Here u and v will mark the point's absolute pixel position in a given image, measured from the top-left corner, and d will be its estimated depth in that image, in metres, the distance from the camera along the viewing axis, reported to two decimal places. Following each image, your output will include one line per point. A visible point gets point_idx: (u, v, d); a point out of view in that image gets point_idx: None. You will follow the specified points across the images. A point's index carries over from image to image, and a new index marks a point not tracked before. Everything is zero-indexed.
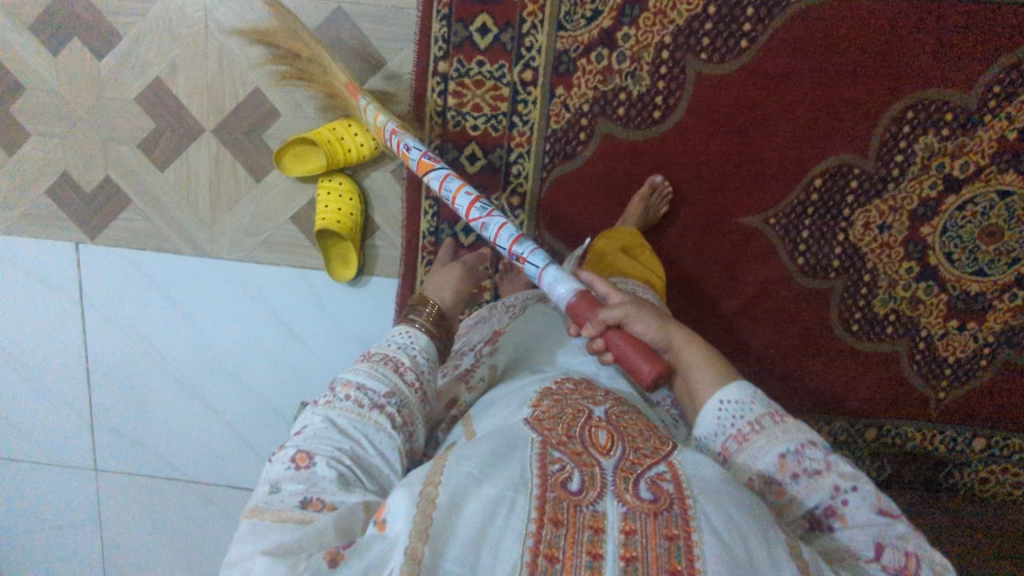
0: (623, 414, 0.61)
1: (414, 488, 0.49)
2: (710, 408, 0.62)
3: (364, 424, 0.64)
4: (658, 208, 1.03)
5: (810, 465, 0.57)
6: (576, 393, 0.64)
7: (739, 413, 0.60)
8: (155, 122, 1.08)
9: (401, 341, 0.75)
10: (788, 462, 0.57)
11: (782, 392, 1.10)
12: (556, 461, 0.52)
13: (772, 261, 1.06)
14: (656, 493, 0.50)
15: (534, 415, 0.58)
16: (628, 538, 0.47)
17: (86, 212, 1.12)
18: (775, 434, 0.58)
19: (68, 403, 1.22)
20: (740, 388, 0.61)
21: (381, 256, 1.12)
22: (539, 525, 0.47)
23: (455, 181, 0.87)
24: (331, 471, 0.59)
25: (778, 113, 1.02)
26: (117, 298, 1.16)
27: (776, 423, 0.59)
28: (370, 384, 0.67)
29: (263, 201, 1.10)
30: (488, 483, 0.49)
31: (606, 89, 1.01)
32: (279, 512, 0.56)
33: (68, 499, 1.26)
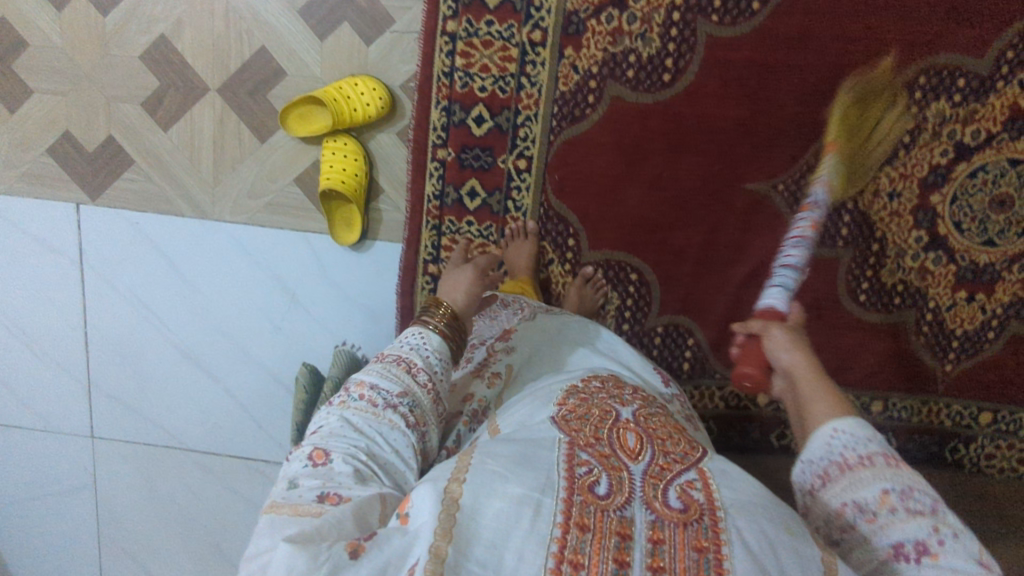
0: (651, 415, 0.63)
1: (438, 484, 0.49)
2: (822, 433, 0.55)
3: (378, 423, 0.64)
4: (594, 298, 1.08)
5: (915, 505, 0.50)
6: (603, 392, 0.67)
7: (853, 446, 0.53)
8: (160, 80, 1.07)
9: (415, 342, 0.72)
10: (890, 498, 0.50)
11: None
12: (583, 463, 0.53)
13: (780, 232, 1.04)
14: (685, 502, 0.51)
15: (562, 415, 0.61)
16: (656, 547, 0.47)
17: (88, 171, 1.11)
18: (885, 471, 0.51)
19: (67, 369, 1.21)
20: (863, 425, 0.54)
21: (385, 220, 1.11)
22: (565, 531, 0.47)
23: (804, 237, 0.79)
24: (347, 466, 0.59)
25: (790, 76, 1.00)
26: (116, 261, 1.15)
27: (889, 464, 0.52)
28: (384, 384, 0.67)
29: (267, 162, 1.09)
30: (515, 480, 0.49)
31: (615, 51, 1.00)
32: (296, 506, 0.55)
33: (65, 465, 1.25)
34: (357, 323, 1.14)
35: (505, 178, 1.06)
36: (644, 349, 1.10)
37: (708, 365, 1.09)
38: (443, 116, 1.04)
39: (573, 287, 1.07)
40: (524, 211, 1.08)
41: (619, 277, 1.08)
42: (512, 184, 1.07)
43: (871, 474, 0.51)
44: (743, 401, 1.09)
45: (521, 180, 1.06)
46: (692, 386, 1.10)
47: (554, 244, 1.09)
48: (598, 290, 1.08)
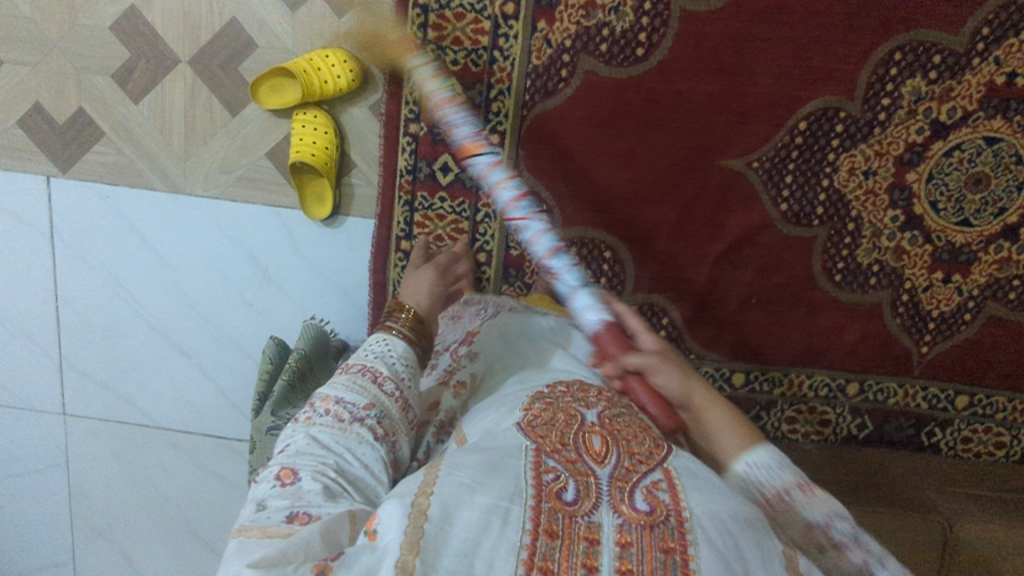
0: (617, 417, 0.61)
1: (405, 499, 0.48)
2: (738, 470, 0.64)
3: (346, 438, 0.64)
4: None
5: (841, 540, 0.60)
6: (568, 395, 0.64)
7: (767, 476, 0.62)
8: (131, 51, 1.06)
9: (379, 350, 0.74)
10: (819, 533, 0.61)
11: (756, 344, 1.09)
12: (550, 470, 0.52)
13: (755, 209, 1.04)
14: (652, 504, 0.50)
15: (529, 421, 0.58)
16: (624, 550, 0.47)
17: (59, 144, 1.10)
18: (807, 507, 0.61)
19: (38, 345, 1.20)
20: (769, 454, 0.63)
21: (358, 194, 1.10)
22: (534, 538, 0.46)
23: (501, 174, 0.87)
24: (315, 484, 0.58)
25: (764, 52, 0.99)
26: (88, 235, 1.14)
27: (804, 494, 0.61)
28: (350, 398, 0.67)
29: (238, 135, 1.08)
30: (483, 490, 0.48)
31: (589, 25, 0.99)
32: (265, 528, 0.54)
33: (36, 443, 1.24)
34: (330, 301, 1.14)
35: None
36: None
37: (682, 344, 1.09)
38: (415, 90, 1.03)
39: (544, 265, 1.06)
40: None
41: (592, 257, 1.07)
42: None
43: (795, 510, 0.61)
44: (718, 381, 1.10)
45: None
46: None
47: None
48: None
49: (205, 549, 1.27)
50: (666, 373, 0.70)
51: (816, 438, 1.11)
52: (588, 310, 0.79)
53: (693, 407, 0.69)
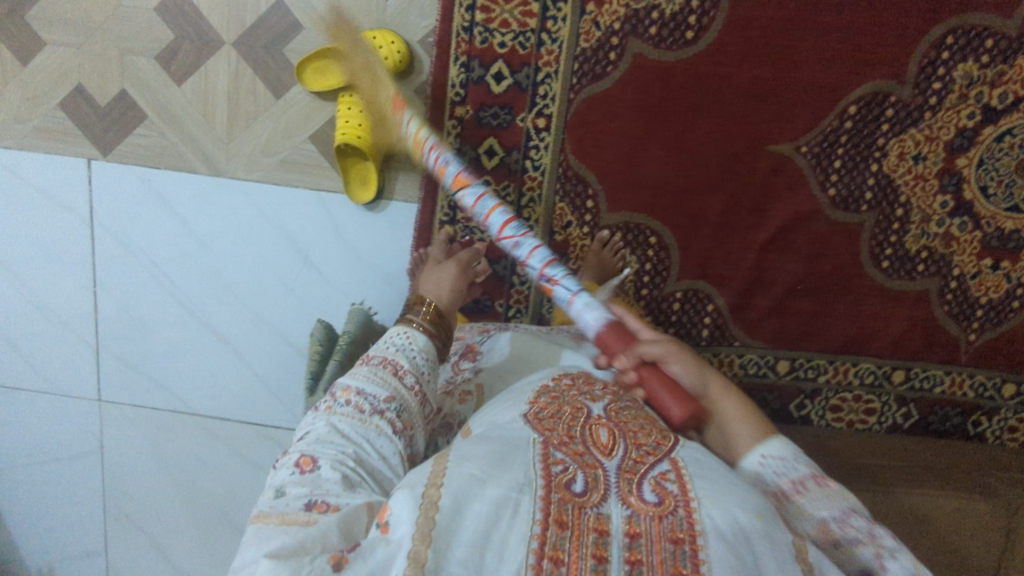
0: (622, 410, 0.61)
1: (416, 490, 0.49)
2: (751, 462, 0.64)
3: (365, 429, 0.64)
4: (613, 263, 1.05)
5: (854, 532, 0.58)
6: (573, 389, 0.63)
7: (782, 470, 0.63)
8: (175, 32, 1.06)
9: (400, 343, 0.75)
10: (831, 526, 0.59)
11: (799, 330, 1.08)
12: (558, 462, 0.53)
13: (801, 193, 1.03)
14: (660, 494, 0.51)
15: (534, 413, 0.59)
16: (633, 541, 0.48)
17: (99, 126, 1.10)
18: (819, 497, 0.60)
19: (73, 329, 1.19)
20: (785, 447, 0.64)
21: (401, 178, 1.09)
22: (544, 527, 0.47)
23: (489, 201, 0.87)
24: (335, 473, 0.58)
25: (814, 35, 0.98)
26: (128, 219, 1.13)
27: (820, 486, 0.61)
28: (370, 389, 0.67)
29: (282, 118, 1.07)
30: (492, 483, 0.50)
31: (638, 8, 0.98)
32: (283, 515, 0.54)
33: (70, 430, 1.24)
34: (371, 286, 1.13)
35: (524, 137, 1.04)
36: (662, 314, 1.08)
37: (726, 332, 1.08)
38: (462, 73, 1.02)
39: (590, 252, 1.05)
40: (542, 171, 1.05)
41: (638, 242, 1.06)
42: (530, 144, 1.04)
43: (806, 502, 0.61)
44: (763, 369, 1.09)
45: (539, 140, 1.04)
46: (712, 354, 1.09)
47: (573, 206, 1.06)
48: (615, 253, 1.06)
49: (236, 536, 1.27)
50: (680, 361, 0.69)
51: (860, 426, 1.11)
52: (586, 312, 0.76)
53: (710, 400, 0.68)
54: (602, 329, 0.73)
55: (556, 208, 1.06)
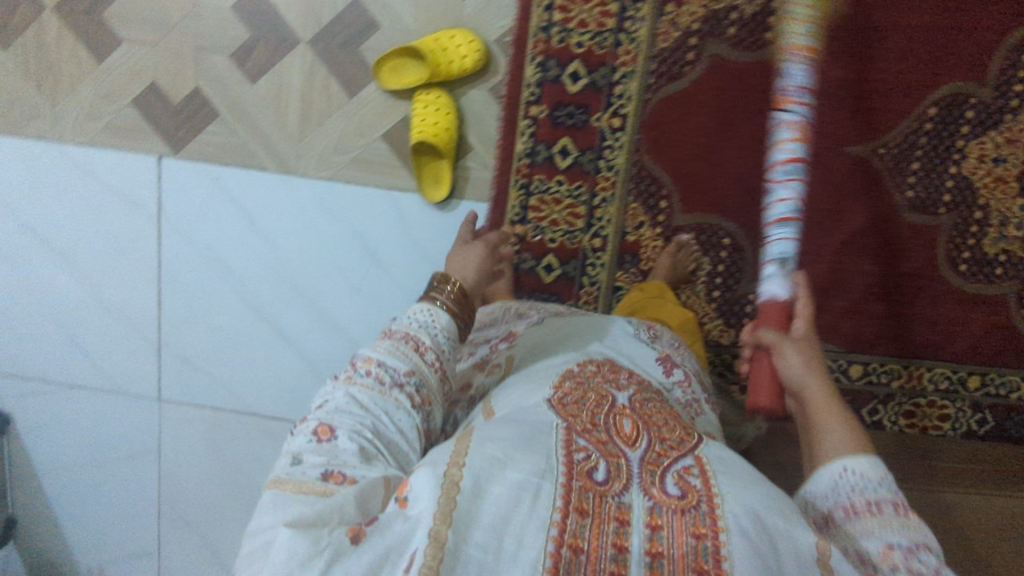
0: (646, 402, 0.61)
1: (438, 469, 0.47)
2: (830, 468, 0.56)
3: (385, 402, 0.61)
4: (685, 265, 1.05)
5: (918, 566, 0.49)
6: (599, 376, 0.63)
7: (860, 486, 0.54)
8: (251, 30, 1.07)
9: (423, 319, 0.69)
10: (894, 553, 0.50)
11: (873, 334, 1.06)
12: (581, 449, 0.51)
13: (880, 196, 1.02)
14: (683, 489, 0.50)
15: (559, 398, 0.58)
16: (654, 533, 0.47)
17: (170, 124, 1.10)
18: (891, 522, 0.52)
19: (136, 326, 1.19)
20: (877, 464, 0.55)
21: (473, 177, 1.09)
22: (565, 514, 0.46)
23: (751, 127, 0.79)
24: (352, 444, 0.56)
25: (894, 36, 0.98)
26: (195, 216, 1.13)
27: (897, 513, 0.52)
28: (391, 362, 0.64)
29: (356, 116, 1.08)
30: (514, 466, 0.47)
31: (717, 9, 0.99)
32: (300, 483, 0.53)
33: (129, 428, 1.23)
34: None
35: (598, 137, 1.04)
36: (735, 316, 1.06)
37: None
38: (538, 72, 1.03)
39: (664, 253, 1.05)
40: (615, 172, 1.05)
41: (712, 243, 1.05)
42: (604, 143, 1.04)
43: (873, 522, 0.52)
44: (835, 373, 1.08)
45: (614, 139, 1.04)
46: None
47: (645, 207, 1.06)
48: (690, 257, 1.05)
49: None
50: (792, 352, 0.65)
51: (935, 433, 1.08)
52: (772, 279, 0.72)
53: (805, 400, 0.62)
54: (766, 302, 0.72)
55: (629, 208, 1.06)
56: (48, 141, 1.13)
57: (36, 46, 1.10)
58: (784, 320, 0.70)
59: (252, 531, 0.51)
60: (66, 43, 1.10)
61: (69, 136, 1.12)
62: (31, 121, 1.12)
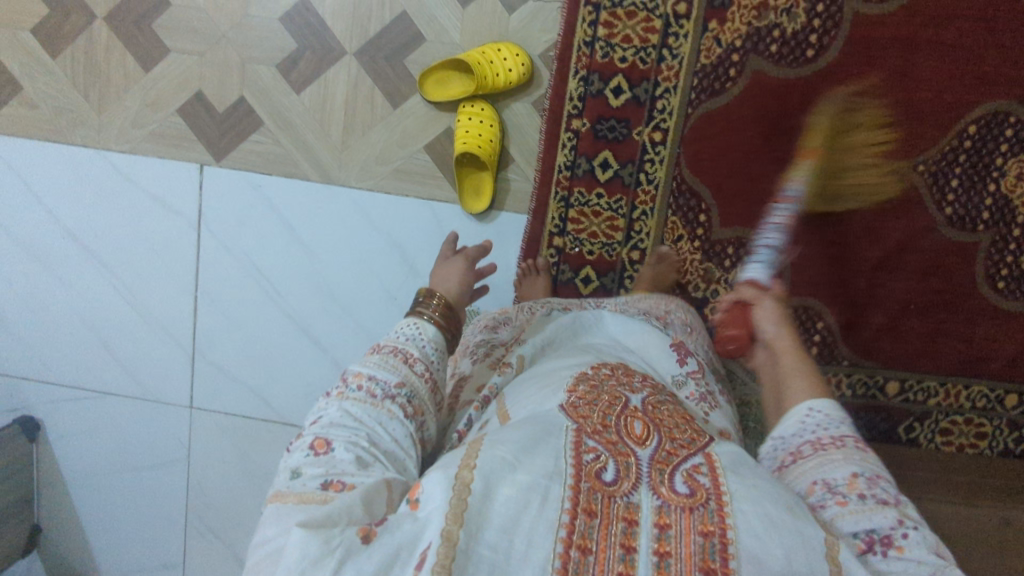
0: (660, 405, 0.59)
1: (448, 471, 0.46)
2: (799, 408, 0.61)
3: (378, 413, 0.61)
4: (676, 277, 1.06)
5: (881, 493, 0.52)
6: (613, 379, 0.62)
7: (825, 426, 0.59)
8: (298, 41, 1.08)
9: (410, 333, 0.70)
10: (858, 480, 0.53)
11: (910, 350, 1.06)
12: (590, 450, 0.50)
13: (918, 212, 1.03)
14: (692, 487, 0.48)
15: (572, 402, 0.56)
16: (662, 532, 0.45)
17: (214, 132, 1.12)
18: (853, 455, 0.56)
19: (170, 333, 1.18)
20: (837, 409, 0.61)
21: (514, 189, 1.10)
22: (572, 516, 0.44)
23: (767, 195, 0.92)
24: (349, 454, 0.56)
25: (937, 54, 0.99)
26: (233, 224, 1.14)
27: (858, 448, 0.57)
28: (382, 375, 0.64)
29: (398, 128, 1.09)
30: (522, 468, 0.46)
31: (760, 26, 1.01)
32: (301, 494, 0.53)
33: (157, 437, 1.21)
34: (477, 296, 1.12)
35: (639, 150, 1.05)
36: None
37: (835, 350, 1.07)
38: (581, 86, 1.04)
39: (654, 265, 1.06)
40: (656, 185, 1.06)
41: (748, 256, 1.06)
42: (646, 157, 1.05)
43: (838, 454, 0.56)
44: (871, 389, 1.08)
45: (655, 153, 1.05)
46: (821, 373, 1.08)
47: (685, 221, 1.06)
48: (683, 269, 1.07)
49: None
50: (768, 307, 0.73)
51: (972, 451, 1.07)
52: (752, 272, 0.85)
53: (774, 344, 0.71)
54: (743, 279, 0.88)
55: (668, 222, 1.07)
56: (92, 147, 1.14)
57: (85, 54, 1.12)
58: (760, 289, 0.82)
59: (257, 544, 0.51)
60: (115, 51, 1.12)
61: (114, 143, 1.14)
62: (77, 128, 1.13)
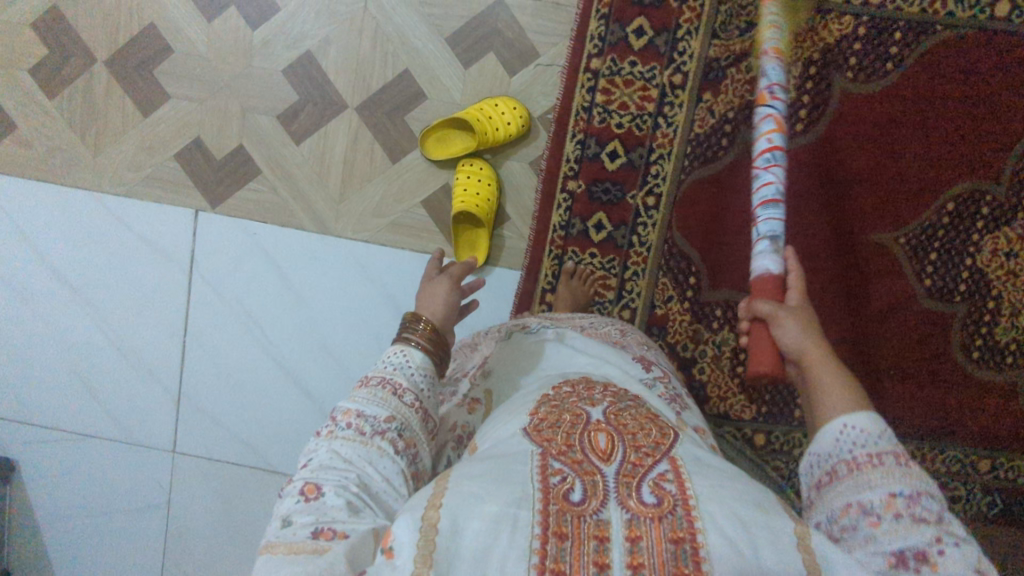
0: (622, 411, 0.58)
1: (415, 513, 0.45)
2: (832, 427, 0.53)
3: (367, 452, 0.59)
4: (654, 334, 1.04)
5: (921, 513, 0.47)
6: (573, 396, 0.62)
7: (861, 443, 0.51)
8: (300, 94, 1.10)
9: (398, 361, 0.68)
10: (896, 502, 0.47)
11: (889, 415, 1.08)
12: (556, 472, 0.49)
13: (899, 282, 1.06)
14: (659, 496, 0.47)
15: (534, 425, 0.56)
16: (634, 545, 0.44)
17: (211, 179, 1.12)
18: (894, 471, 0.49)
19: (156, 377, 1.17)
20: (876, 419, 0.52)
21: (507, 247, 1.11)
22: (543, 541, 0.44)
23: (770, 123, 0.77)
24: (339, 499, 0.54)
25: (918, 133, 1.04)
26: (227, 270, 1.14)
27: (899, 463, 0.50)
28: (370, 410, 0.61)
29: (397, 183, 1.11)
30: (490, 498, 0.46)
31: (753, 98, 1.03)
32: (290, 544, 0.51)
33: (136, 482, 1.19)
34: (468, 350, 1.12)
35: (632, 213, 1.07)
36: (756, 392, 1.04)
37: None
38: (577, 149, 1.07)
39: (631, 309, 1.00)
40: (648, 248, 1.08)
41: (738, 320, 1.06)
42: (638, 220, 1.08)
43: (876, 475, 0.49)
44: None
45: (648, 217, 1.07)
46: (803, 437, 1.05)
47: (675, 281, 1.07)
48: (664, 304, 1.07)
49: None
50: (787, 325, 0.63)
51: None
52: (764, 255, 0.73)
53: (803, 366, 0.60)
54: (760, 277, 0.71)
55: (659, 282, 1.08)
56: (86, 189, 1.13)
57: (83, 96, 1.12)
58: (778, 293, 0.70)
59: None
60: (115, 95, 1.12)
61: (107, 186, 1.13)
62: (70, 169, 1.13)
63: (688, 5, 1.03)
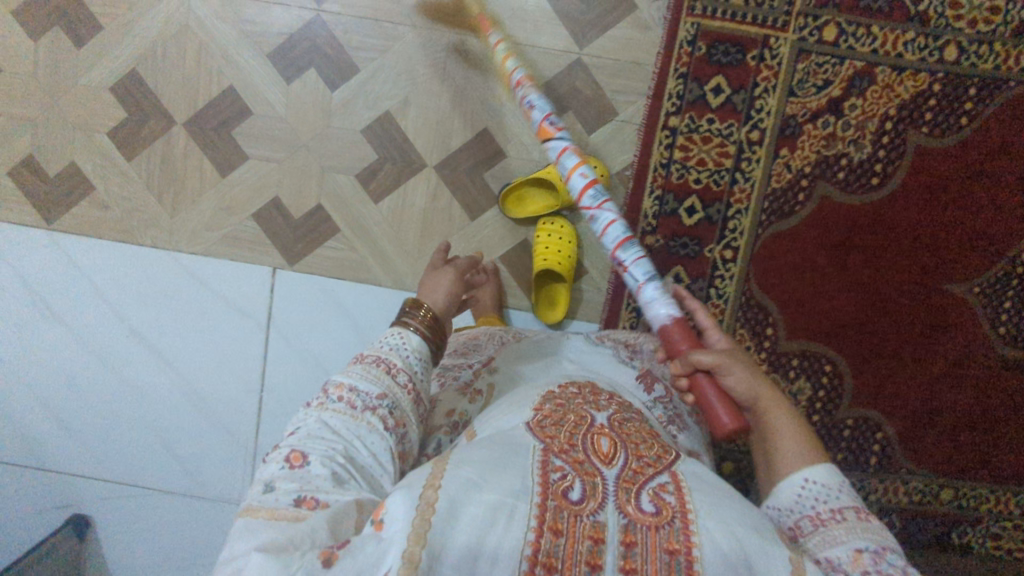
0: (625, 422, 0.61)
1: (412, 491, 0.45)
2: (792, 481, 0.60)
3: (357, 426, 0.59)
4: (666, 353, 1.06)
5: (886, 568, 0.51)
6: (579, 397, 0.63)
7: (822, 497, 0.58)
8: (378, 153, 1.11)
9: (394, 343, 0.67)
10: (862, 556, 0.52)
11: (971, 461, 1.10)
12: (557, 469, 0.50)
13: (974, 330, 1.08)
14: (658, 505, 0.49)
15: (539, 421, 0.57)
16: (628, 550, 0.46)
17: (289, 238, 1.13)
18: (856, 528, 0.55)
19: (232, 433, 1.17)
20: (832, 473, 0.59)
21: (586, 299, 1.13)
22: (539, 533, 0.45)
23: (573, 160, 0.82)
24: (324, 469, 0.54)
25: (991, 186, 1.06)
26: (304, 327, 1.14)
27: (858, 518, 0.56)
28: (363, 385, 0.61)
29: (475, 239, 1.12)
30: (488, 487, 0.46)
31: (828, 154, 1.06)
32: (272, 510, 0.51)
33: (213, 536, 1.19)
34: None
35: (709, 267, 1.09)
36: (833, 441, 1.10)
37: (894, 461, 1.10)
38: (656, 205, 1.08)
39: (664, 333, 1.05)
40: (725, 300, 1.10)
41: (814, 370, 1.09)
42: (717, 273, 1.09)
43: (841, 530, 0.55)
44: (927, 497, 1.10)
45: (725, 270, 1.09)
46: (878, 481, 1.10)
47: (752, 331, 1.09)
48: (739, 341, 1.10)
49: None
50: (735, 373, 0.67)
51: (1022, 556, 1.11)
52: (657, 304, 0.75)
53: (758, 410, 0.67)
54: (665, 325, 0.73)
55: (735, 333, 1.10)
56: (165, 250, 1.14)
57: (161, 158, 1.13)
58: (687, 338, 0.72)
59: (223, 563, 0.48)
60: (193, 154, 1.12)
61: (185, 244, 1.14)
62: (149, 230, 1.14)
63: (766, 63, 1.04)
